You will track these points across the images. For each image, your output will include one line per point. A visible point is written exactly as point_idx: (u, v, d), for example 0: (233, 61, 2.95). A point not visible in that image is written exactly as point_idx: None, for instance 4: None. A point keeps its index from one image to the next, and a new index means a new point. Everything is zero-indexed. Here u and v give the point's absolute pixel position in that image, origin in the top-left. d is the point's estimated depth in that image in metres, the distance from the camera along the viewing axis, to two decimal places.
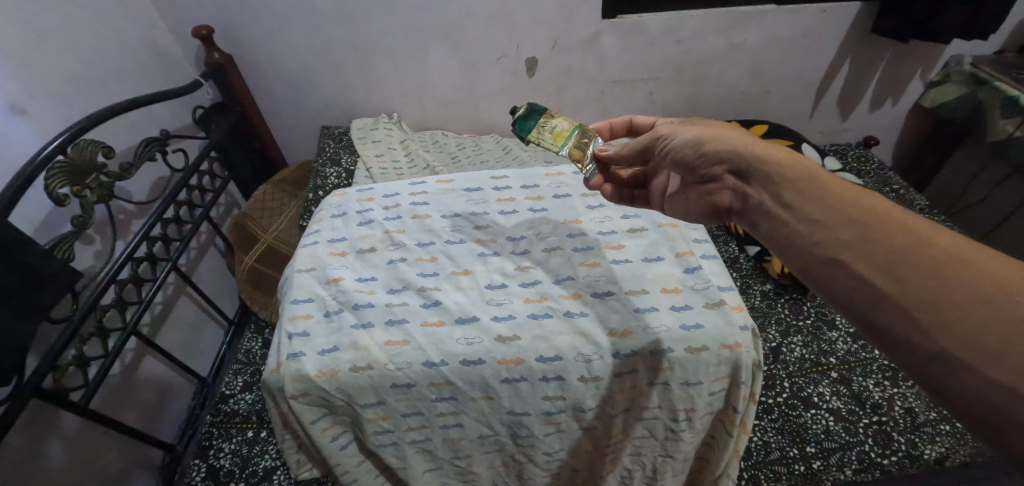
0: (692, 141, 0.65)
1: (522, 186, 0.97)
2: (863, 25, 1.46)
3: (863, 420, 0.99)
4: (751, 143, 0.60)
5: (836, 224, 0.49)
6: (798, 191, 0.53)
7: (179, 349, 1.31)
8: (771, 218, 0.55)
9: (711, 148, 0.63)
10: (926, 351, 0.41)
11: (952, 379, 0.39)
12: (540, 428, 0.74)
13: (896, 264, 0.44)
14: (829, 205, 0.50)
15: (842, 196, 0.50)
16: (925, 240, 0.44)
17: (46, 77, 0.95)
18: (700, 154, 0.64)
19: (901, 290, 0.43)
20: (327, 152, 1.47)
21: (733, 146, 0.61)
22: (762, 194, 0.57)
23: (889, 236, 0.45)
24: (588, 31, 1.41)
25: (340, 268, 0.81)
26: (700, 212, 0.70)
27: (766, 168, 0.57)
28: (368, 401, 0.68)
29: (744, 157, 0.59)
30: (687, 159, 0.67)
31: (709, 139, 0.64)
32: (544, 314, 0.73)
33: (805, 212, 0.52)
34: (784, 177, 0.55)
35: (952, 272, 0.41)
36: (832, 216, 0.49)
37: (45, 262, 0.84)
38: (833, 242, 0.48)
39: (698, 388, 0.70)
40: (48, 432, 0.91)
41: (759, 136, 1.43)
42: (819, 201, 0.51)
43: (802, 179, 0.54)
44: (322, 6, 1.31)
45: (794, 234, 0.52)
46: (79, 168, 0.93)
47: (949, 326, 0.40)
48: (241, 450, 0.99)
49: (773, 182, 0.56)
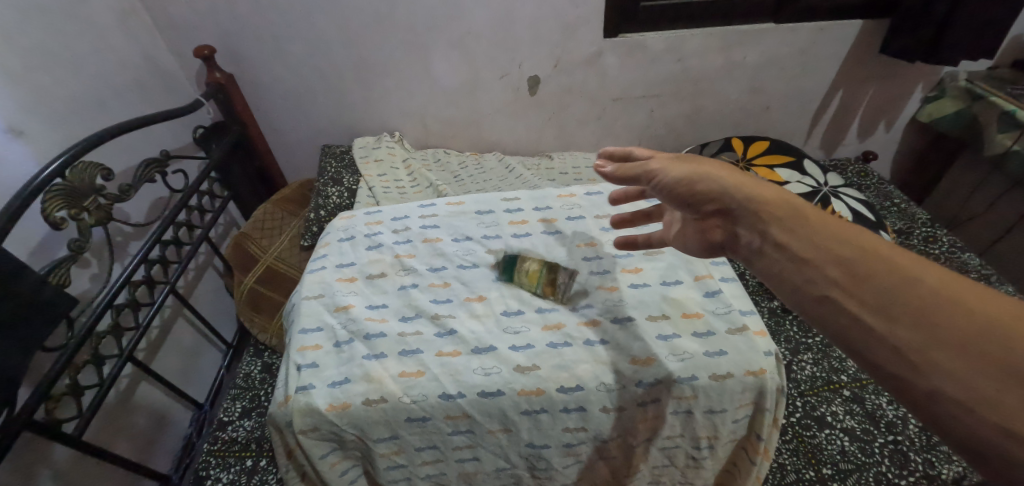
0: (682, 180, 0.58)
1: (534, 208, 0.95)
2: (861, 43, 1.48)
3: (879, 439, 0.96)
4: (746, 182, 0.53)
5: (819, 258, 0.43)
6: (782, 225, 0.47)
7: (175, 375, 1.27)
8: (762, 259, 0.48)
9: (701, 187, 0.56)
10: (923, 393, 0.35)
11: (952, 427, 0.34)
12: (559, 460, 0.71)
13: (887, 302, 0.38)
14: (812, 239, 0.44)
15: (828, 226, 0.44)
16: (914, 276, 0.38)
17: (44, 98, 0.93)
18: (692, 194, 0.57)
19: (893, 329, 0.37)
20: (329, 171, 1.46)
21: (724, 184, 0.54)
22: (750, 234, 0.49)
23: (874, 268, 0.40)
24: (590, 50, 1.41)
25: (349, 295, 0.79)
26: (698, 249, 0.62)
27: (757, 208, 0.50)
28: (381, 435, 0.66)
29: (735, 197, 0.52)
30: (680, 198, 0.59)
31: (700, 178, 0.57)
32: (564, 343, 0.71)
33: (790, 248, 0.45)
34: (775, 217, 0.48)
35: (944, 305, 0.36)
36: (812, 249, 0.44)
37: (36, 289, 0.81)
38: (816, 280, 0.42)
39: (722, 416, 0.69)
40: (39, 464, 0.88)
41: (761, 152, 1.42)
42: (802, 235, 0.45)
43: (796, 218, 0.46)
44: (324, 25, 1.32)
45: (776, 270, 0.46)
46: (77, 191, 0.91)
47: (945, 369, 0.34)
48: (240, 479, 0.95)
49: (763, 220, 0.48)
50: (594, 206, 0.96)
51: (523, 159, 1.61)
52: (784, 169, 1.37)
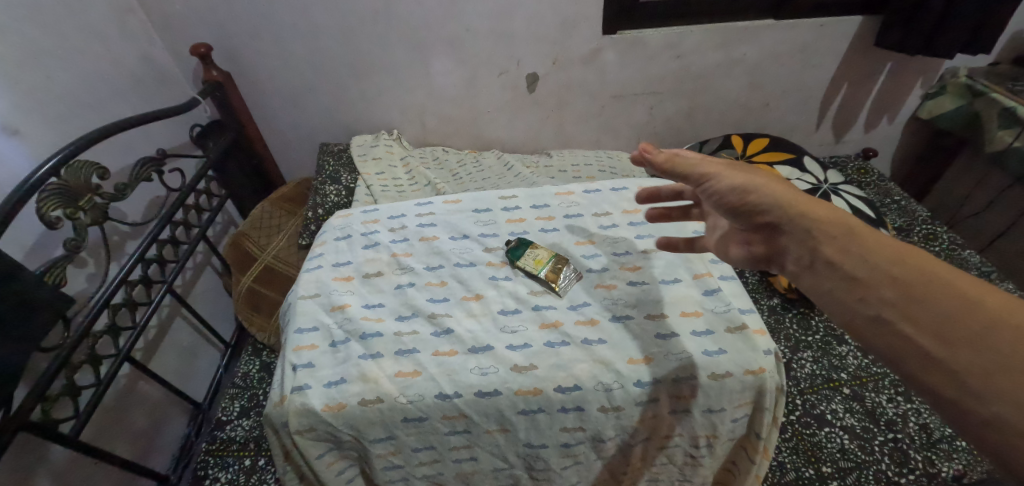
0: (737, 190, 0.57)
1: (532, 206, 0.94)
2: (860, 40, 1.48)
3: (879, 437, 0.96)
4: (802, 198, 0.53)
5: (875, 281, 0.45)
6: (838, 244, 0.48)
7: (173, 374, 1.27)
8: (813, 275, 0.49)
9: (755, 200, 0.56)
10: (979, 414, 0.38)
11: (1001, 445, 0.37)
12: (557, 461, 0.71)
13: (949, 328, 0.40)
14: (871, 261, 0.46)
15: (886, 248, 0.46)
16: (973, 304, 0.40)
17: (39, 96, 0.92)
18: (745, 206, 0.57)
19: (949, 354, 0.39)
20: (327, 169, 1.45)
21: (779, 199, 0.54)
22: (802, 251, 0.51)
23: (933, 294, 0.42)
24: (589, 47, 1.40)
25: (345, 294, 0.79)
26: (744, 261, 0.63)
27: (809, 225, 0.51)
28: (377, 436, 0.66)
29: (789, 213, 0.53)
30: (731, 208, 0.59)
31: (754, 190, 0.56)
32: (561, 342, 0.70)
33: (844, 268, 0.47)
34: (827, 234, 0.49)
35: (1001, 335, 0.38)
36: (868, 272, 0.45)
37: (33, 289, 0.80)
38: (875, 304, 0.44)
39: (721, 415, 0.69)
40: (37, 464, 0.87)
41: (758, 151, 1.40)
42: (858, 256, 0.47)
43: (848, 237, 0.48)
44: (322, 22, 1.31)
45: (830, 288, 0.48)
46: (72, 190, 0.90)
47: (1004, 393, 0.37)
48: (239, 478, 0.95)
49: (813, 238, 0.50)
50: (592, 203, 0.95)
51: (523, 157, 1.61)
52: (784, 166, 1.36)
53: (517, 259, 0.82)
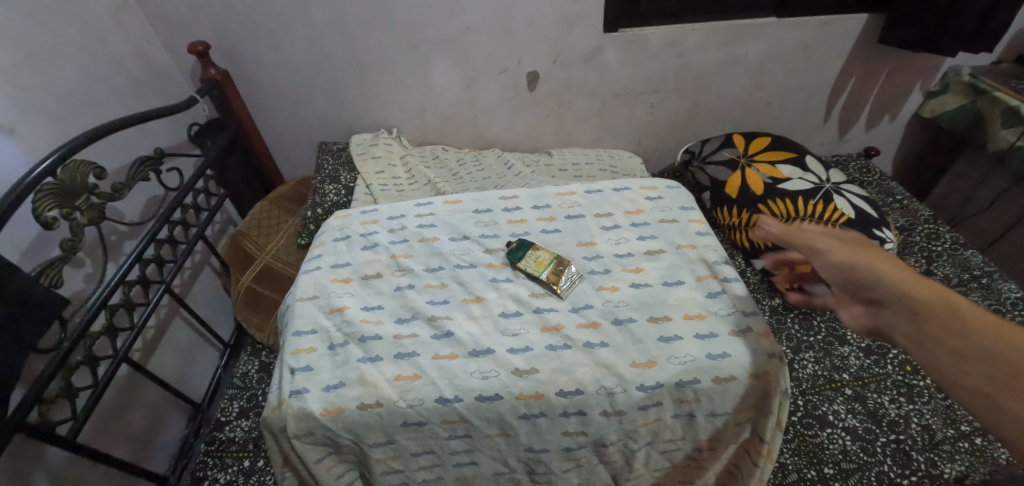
0: (844, 264, 0.64)
1: (533, 206, 0.94)
2: (862, 38, 1.47)
3: (882, 438, 0.96)
4: (908, 277, 0.57)
5: (977, 354, 0.47)
6: (937, 320, 0.51)
7: (172, 375, 1.26)
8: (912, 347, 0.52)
9: (860, 276, 0.61)
10: None
11: None
12: (559, 465, 0.71)
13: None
14: (974, 337, 0.48)
15: (994, 328, 0.47)
16: None
17: (34, 95, 0.91)
18: (849, 281, 0.62)
19: None
20: (326, 168, 1.44)
21: (883, 275, 0.59)
22: (899, 324, 0.54)
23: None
24: (590, 45, 1.39)
25: (343, 296, 0.78)
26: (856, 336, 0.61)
27: (910, 303, 0.54)
28: (377, 440, 0.65)
29: (892, 289, 0.57)
30: (838, 282, 0.64)
31: (860, 267, 0.62)
32: (562, 346, 0.70)
33: (945, 341, 0.49)
34: (927, 312, 0.52)
35: None
36: (968, 346, 0.48)
37: (30, 289, 0.80)
38: (976, 378, 0.46)
39: (725, 419, 0.68)
40: (34, 466, 0.87)
41: (760, 149, 1.39)
42: (964, 332, 0.49)
43: (950, 316, 0.51)
44: (320, 20, 1.30)
45: (932, 361, 0.50)
46: (69, 190, 0.89)
47: None
48: (238, 480, 0.94)
49: (914, 311, 0.53)
50: (594, 204, 0.94)
51: (523, 156, 1.59)
52: (787, 164, 1.33)
53: (518, 260, 0.81)
